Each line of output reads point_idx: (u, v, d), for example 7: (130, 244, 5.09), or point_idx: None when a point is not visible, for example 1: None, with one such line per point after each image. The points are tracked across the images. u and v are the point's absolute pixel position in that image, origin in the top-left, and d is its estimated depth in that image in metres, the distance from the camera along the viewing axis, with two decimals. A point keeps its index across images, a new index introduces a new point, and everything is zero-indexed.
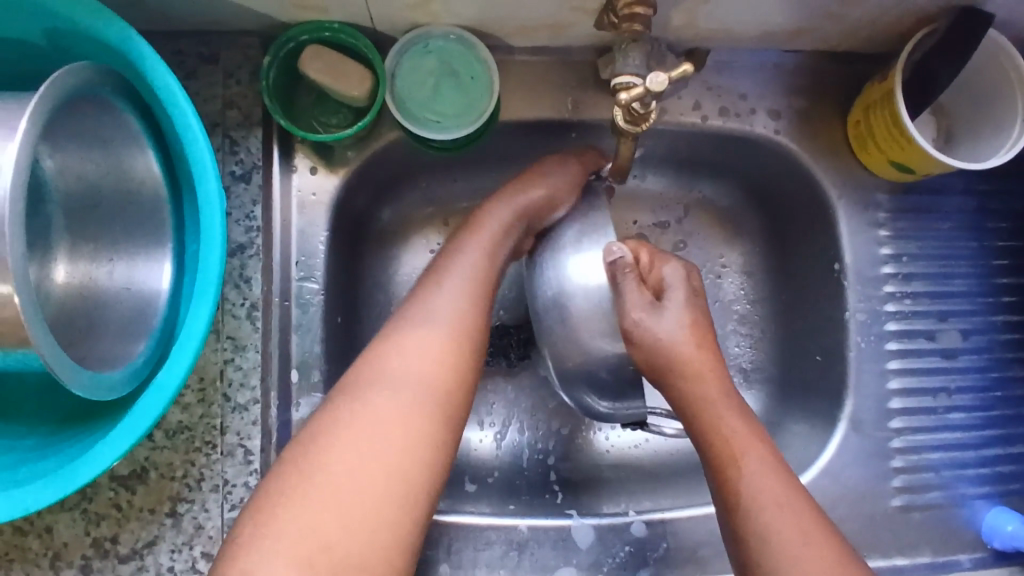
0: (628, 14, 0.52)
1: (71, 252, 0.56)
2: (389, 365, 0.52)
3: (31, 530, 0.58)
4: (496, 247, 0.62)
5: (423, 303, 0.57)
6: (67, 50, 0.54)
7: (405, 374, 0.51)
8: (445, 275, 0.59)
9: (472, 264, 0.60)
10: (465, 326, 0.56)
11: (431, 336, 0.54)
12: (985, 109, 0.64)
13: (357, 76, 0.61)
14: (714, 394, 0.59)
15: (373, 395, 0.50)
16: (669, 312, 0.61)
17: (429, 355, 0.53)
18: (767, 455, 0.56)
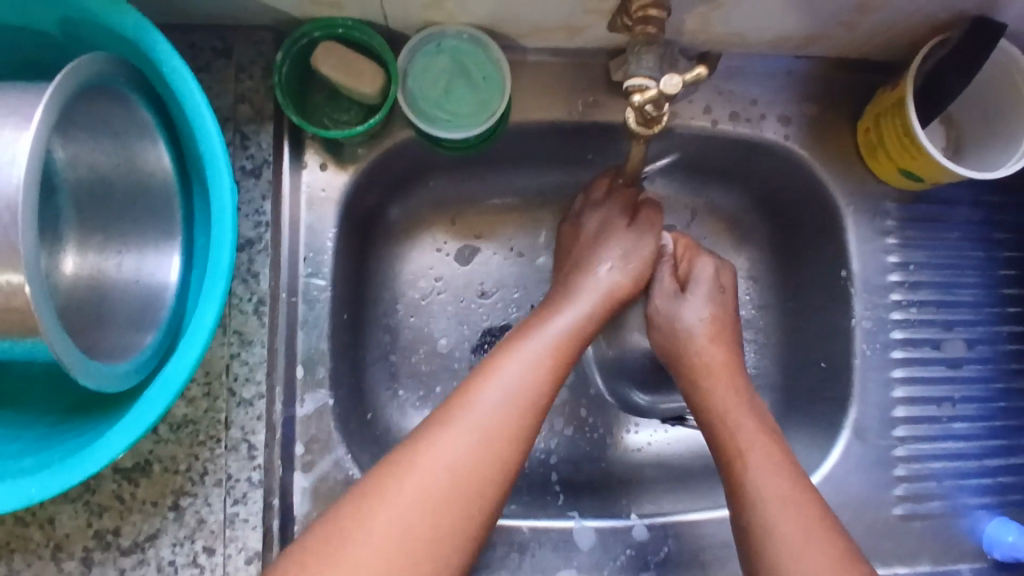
0: (642, 16, 0.52)
1: (80, 243, 0.56)
2: (469, 418, 0.53)
3: (33, 521, 0.57)
4: (584, 330, 0.62)
5: (512, 352, 0.58)
6: (81, 41, 0.54)
7: (480, 427, 0.53)
8: (532, 336, 0.59)
9: (564, 326, 0.61)
10: (545, 385, 0.56)
11: (508, 398, 0.55)
12: (995, 120, 0.65)
13: (368, 73, 0.61)
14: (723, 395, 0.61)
15: (443, 450, 0.52)
16: (692, 303, 0.66)
17: (508, 415, 0.54)
18: (771, 449, 0.57)
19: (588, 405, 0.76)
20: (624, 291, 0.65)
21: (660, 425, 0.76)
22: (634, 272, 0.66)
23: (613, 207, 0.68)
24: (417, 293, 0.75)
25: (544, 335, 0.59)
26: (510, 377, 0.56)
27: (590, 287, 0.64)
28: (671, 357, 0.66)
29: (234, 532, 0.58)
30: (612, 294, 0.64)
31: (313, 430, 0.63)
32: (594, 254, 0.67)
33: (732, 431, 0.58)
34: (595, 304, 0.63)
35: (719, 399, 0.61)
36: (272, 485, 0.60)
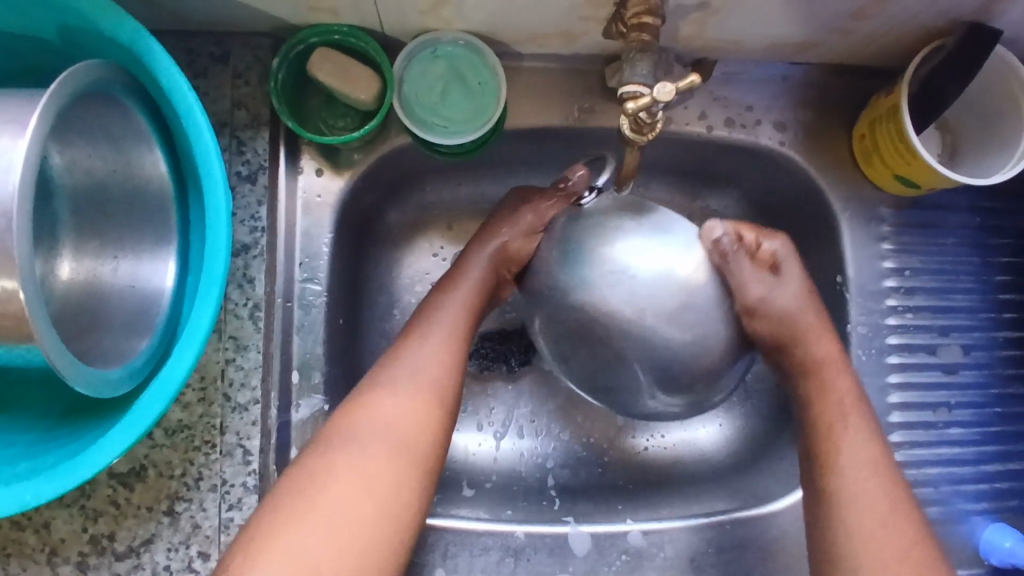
0: (636, 24, 0.53)
1: (76, 248, 0.56)
2: (368, 411, 0.54)
3: (28, 525, 0.57)
4: (475, 305, 0.63)
5: (407, 350, 0.58)
6: (78, 47, 0.54)
7: (387, 415, 0.54)
8: (427, 332, 0.59)
9: (452, 322, 0.61)
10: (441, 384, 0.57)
11: (414, 387, 0.56)
12: (990, 126, 0.65)
13: (364, 79, 0.62)
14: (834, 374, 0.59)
15: (358, 435, 0.53)
16: (782, 287, 0.59)
17: (414, 403, 0.55)
18: (869, 431, 0.57)
19: (584, 411, 0.75)
20: (521, 256, 0.64)
21: (656, 431, 0.75)
22: (525, 249, 0.64)
23: (534, 207, 0.64)
24: (414, 297, 0.74)
25: (436, 332, 0.60)
26: (420, 363, 0.58)
27: (479, 256, 0.64)
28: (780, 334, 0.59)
29: (229, 537, 0.58)
30: (507, 257, 0.64)
31: (308, 436, 0.63)
32: (482, 237, 0.65)
33: (837, 408, 0.58)
34: (481, 280, 0.64)
35: (818, 382, 0.59)
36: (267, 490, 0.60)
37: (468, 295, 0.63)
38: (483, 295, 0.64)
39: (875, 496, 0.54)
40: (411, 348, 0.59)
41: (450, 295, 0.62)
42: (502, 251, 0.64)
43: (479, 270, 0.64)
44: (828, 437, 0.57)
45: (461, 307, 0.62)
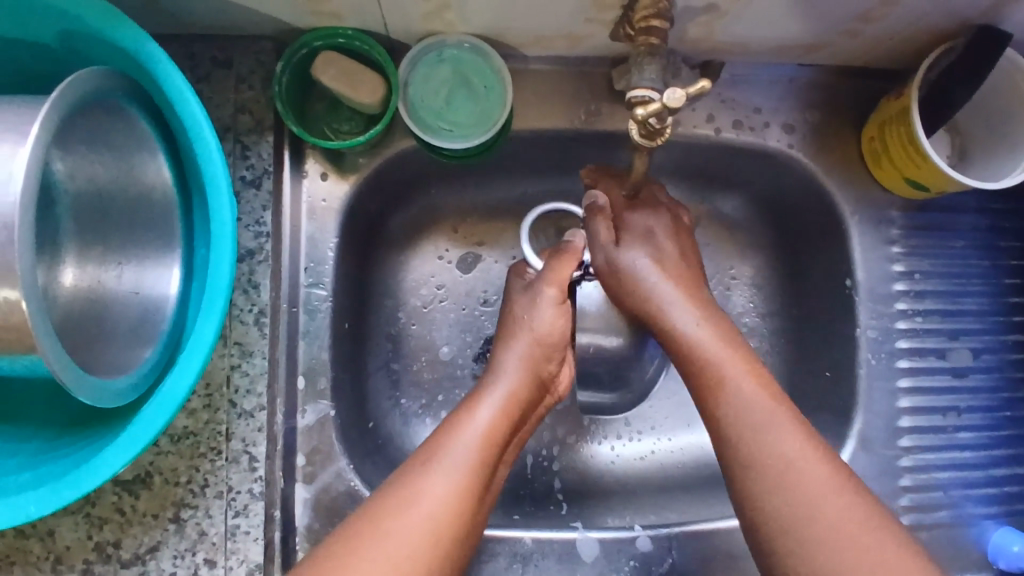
0: (644, 27, 0.52)
1: (80, 256, 0.56)
2: (404, 498, 0.51)
3: (33, 533, 0.57)
4: (512, 408, 0.58)
5: (446, 442, 0.55)
6: (80, 53, 0.54)
7: (421, 506, 0.51)
8: (459, 437, 0.55)
9: (483, 429, 0.56)
10: (466, 502, 0.52)
11: (447, 478, 0.52)
12: (1000, 128, 0.64)
13: (369, 83, 0.61)
14: (693, 333, 0.58)
15: (392, 530, 0.49)
16: (660, 242, 0.63)
17: (445, 506, 0.51)
18: (733, 352, 0.56)
19: (590, 414, 0.75)
20: (554, 339, 0.62)
21: (662, 434, 0.75)
22: (557, 330, 0.62)
23: (542, 281, 0.62)
24: (419, 301, 0.74)
25: (466, 439, 0.55)
26: (455, 460, 0.53)
27: (514, 350, 0.61)
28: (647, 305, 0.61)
29: (235, 544, 0.57)
30: (543, 349, 0.61)
31: (314, 442, 0.63)
32: (511, 334, 0.62)
33: (704, 344, 0.57)
34: (520, 379, 0.60)
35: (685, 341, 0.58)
36: (274, 497, 0.60)
37: (504, 395, 0.58)
38: (520, 401, 0.59)
39: (792, 444, 0.51)
40: (443, 438, 0.55)
41: (484, 400, 0.58)
42: (538, 341, 0.61)
43: (516, 370, 0.60)
44: (719, 372, 0.55)
45: (493, 409, 0.57)
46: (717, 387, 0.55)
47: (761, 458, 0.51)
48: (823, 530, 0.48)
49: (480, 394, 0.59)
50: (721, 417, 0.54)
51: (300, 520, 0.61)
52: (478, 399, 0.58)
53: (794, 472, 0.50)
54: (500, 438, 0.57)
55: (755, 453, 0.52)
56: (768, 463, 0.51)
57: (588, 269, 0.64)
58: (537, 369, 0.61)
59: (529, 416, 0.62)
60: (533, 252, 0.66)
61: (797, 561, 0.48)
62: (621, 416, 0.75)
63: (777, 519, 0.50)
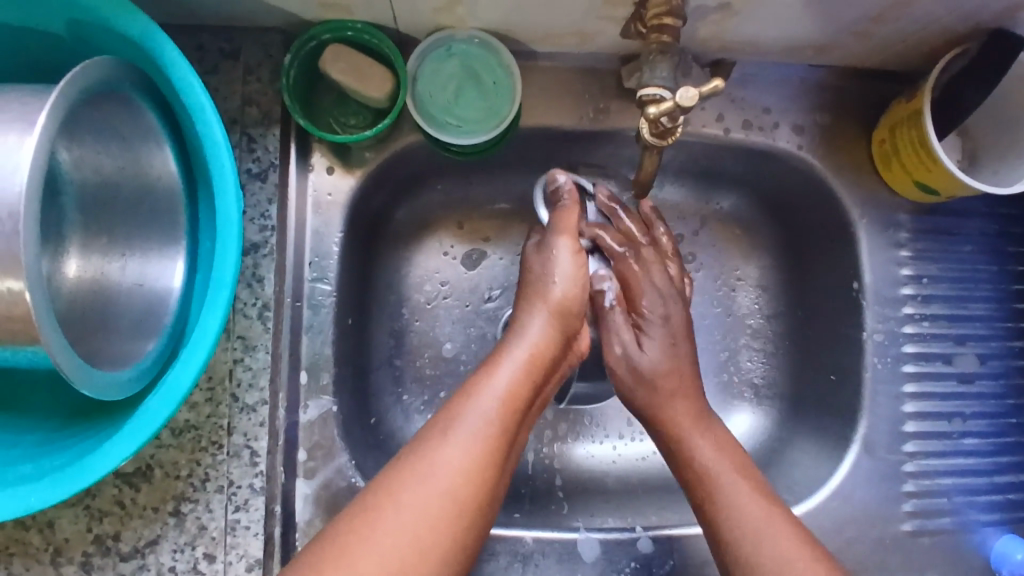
0: (657, 25, 0.52)
1: (84, 247, 0.55)
2: (423, 468, 0.50)
3: (33, 525, 0.57)
4: (534, 369, 0.57)
5: (463, 406, 0.54)
6: (87, 42, 0.53)
7: (437, 476, 0.50)
8: (478, 400, 0.54)
9: (504, 391, 0.55)
10: (488, 467, 0.51)
11: (466, 444, 0.51)
12: (1011, 133, 0.64)
13: (378, 78, 0.61)
14: (659, 358, 0.62)
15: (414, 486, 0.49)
16: (648, 341, 0.63)
17: (465, 466, 0.51)
18: (689, 412, 0.61)
19: (592, 414, 0.75)
20: (575, 300, 0.61)
21: None
22: (576, 293, 0.61)
23: (552, 230, 0.63)
24: (423, 297, 0.74)
25: (487, 401, 0.54)
26: (472, 425, 0.52)
27: (537, 314, 0.60)
28: (649, 409, 0.62)
29: (236, 539, 0.57)
30: (566, 311, 0.60)
31: (316, 437, 0.62)
32: (534, 296, 0.61)
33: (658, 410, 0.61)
34: (543, 341, 0.59)
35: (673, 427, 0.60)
36: (274, 492, 0.59)
37: (525, 358, 0.57)
38: (543, 359, 0.58)
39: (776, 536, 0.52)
40: (459, 405, 0.54)
41: (505, 361, 0.57)
42: (553, 304, 0.60)
43: (540, 330, 0.59)
44: (697, 447, 0.58)
45: (515, 369, 0.56)
46: (689, 457, 0.58)
47: (731, 518, 0.54)
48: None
49: (501, 355, 0.58)
50: (705, 493, 0.56)
51: (301, 515, 0.61)
52: (498, 361, 0.57)
53: (773, 539, 0.52)
54: (521, 400, 0.56)
55: (728, 533, 0.54)
56: (736, 527, 0.53)
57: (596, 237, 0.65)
58: (564, 327, 0.60)
59: (552, 380, 0.61)
60: (544, 210, 0.65)
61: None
62: (624, 416, 0.75)
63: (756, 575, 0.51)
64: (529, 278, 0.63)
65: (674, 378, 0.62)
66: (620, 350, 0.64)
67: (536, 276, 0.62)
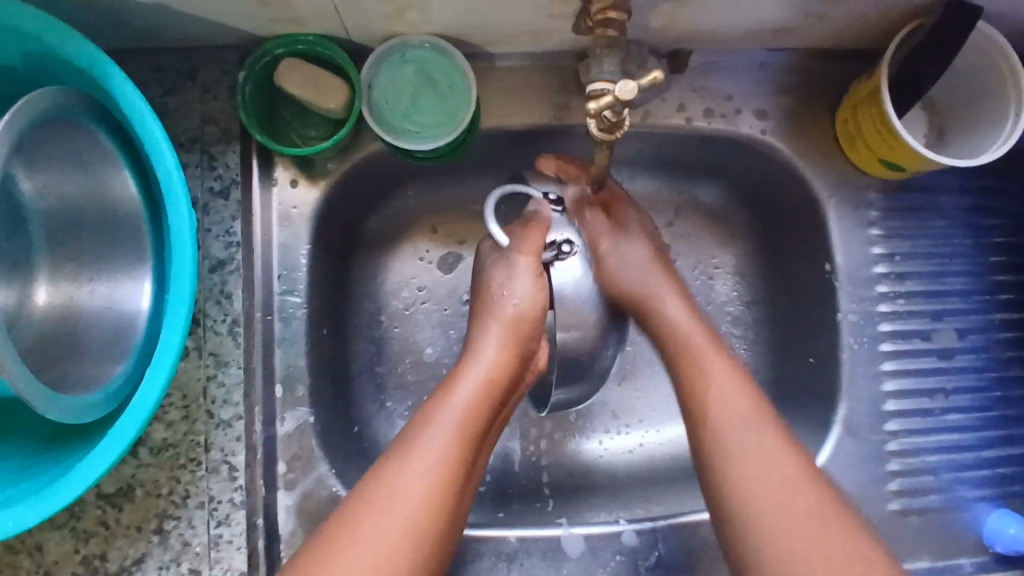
0: (602, 19, 0.51)
1: (52, 273, 0.56)
2: (386, 492, 0.52)
3: (21, 549, 0.58)
4: (490, 388, 0.58)
5: (420, 429, 0.55)
6: (41, 71, 0.54)
7: (398, 504, 0.51)
8: (433, 425, 0.55)
9: (458, 413, 0.56)
10: (446, 490, 0.53)
11: (425, 467, 0.53)
12: (975, 105, 0.63)
13: (334, 88, 0.61)
14: (681, 319, 0.61)
15: (379, 511, 0.51)
16: (631, 248, 0.64)
17: (424, 488, 0.52)
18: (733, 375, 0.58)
19: (576, 411, 0.74)
20: (532, 315, 0.60)
21: (650, 427, 0.74)
22: (533, 304, 0.60)
23: (516, 250, 0.60)
24: (400, 303, 0.74)
25: (443, 425, 0.55)
26: (430, 449, 0.54)
27: (491, 331, 0.61)
28: (635, 304, 0.63)
29: (219, 554, 0.58)
30: (521, 324, 0.60)
31: (295, 449, 0.63)
32: (488, 313, 0.61)
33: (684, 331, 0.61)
34: (501, 360, 0.59)
35: (685, 342, 0.60)
36: (255, 505, 0.60)
37: (483, 378, 0.58)
38: (502, 381, 0.59)
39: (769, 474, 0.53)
40: (418, 429, 0.55)
41: (462, 382, 0.58)
42: (510, 320, 0.60)
43: (496, 348, 0.59)
44: (704, 384, 0.57)
45: (472, 390, 0.57)
46: (694, 376, 0.58)
47: (732, 465, 0.54)
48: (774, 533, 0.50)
49: (456, 377, 0.58)
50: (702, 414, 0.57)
51: (284, 527, 0.61)
52: (454, 383, 0.58)
53: (766, 481, 0.52)
54: (478, 421, 0.56)
55: (728, 471, 0.54)
56: (728, 463, 0.54)
57: (563, 249, 0.62)
58: (520, 344, 0.60)
59: (510, 399, 0.62)
60: (497, 228, 0.62)
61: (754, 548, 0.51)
62: (607, 410, 0.75)
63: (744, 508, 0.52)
64: (483, 293, 0.63)
65: (662, 283, 0.63)
66: (604, 245, 0.64)
67: (487, 292, 0.62)
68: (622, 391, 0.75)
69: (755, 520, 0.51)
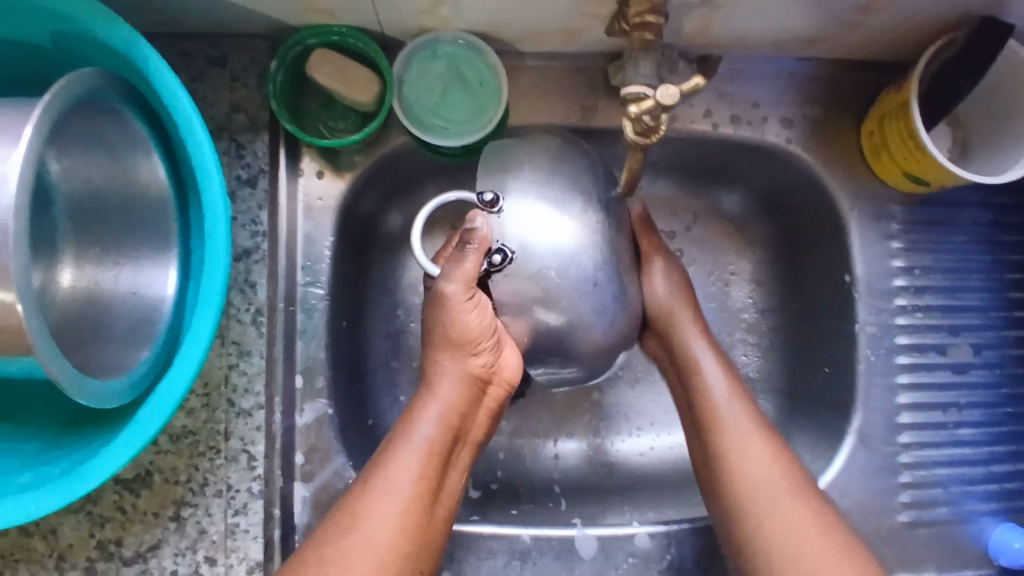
0: (639, 23, 0.52)
1: (78, 257, 0.56)
2: (353, 531, 0.52)
3: (36, 531, 0.58)
4: (449, 420, 0.57)
5: (380, 467, 0.55)
6: (75, 54, 0.54)
7: (366, 542, 0.52)
8: (399, 456, 0.55)
9: (421, 448, 0.55)
10: (413, 527, 0.54)
11: (392, 502, 0.53)
12: (1000, 122, 0.63)
13: (365, 82, 0.61)
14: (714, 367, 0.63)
15: (355, 543, 0.52)
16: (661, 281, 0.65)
17: (390, 529, 0.53)
18: (763, 443, 0.59)
19: (589, 411, 0.75)
20: (472, 335, 0.56)
21: (662, 430, 0.75)
22: (468, 325, 0.55)
23: (446, 277, 0.55)
24: (418, 298, 0.74)
25: (408, 457, 0.55)
26: (396, 487, 0.54)
27: (438, 356, 0.57)
28: (658, 310, 0.65)
29: (235, 542, 0.58)
30: (462, 348, 0.56)
31: (312, 440, 0.63)
32: (431, 339, 0.58)
33: (717, 400, 0.61)
34: (449, 384, 0.57)
35: (725, 422, 0.60)
36: (272, 495, 0.60)
37: (438, 411, 0.56)
38: (458, 412, 0.57)
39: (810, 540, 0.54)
40: (382, 458, 0.55)
41: (419, 415, 0.56)
42: (448, 341, 0.56)
43: (445, 378, 0.57)
44: (718, 417, 0.61)
45: (432, 421, 0.56)
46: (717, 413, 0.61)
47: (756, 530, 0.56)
48: (783, 532, 0.55)
49: (416, 407, 0.57)
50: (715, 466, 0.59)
51: (299, 518, 0.61)
52: (414, 412, 0.57)
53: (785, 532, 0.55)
54: (442, 451, 0.56)
55: (760, 542, 0.55)
56: (751, 517, 0.57)
57: (496, 260, 0.53)
58: (469, 367, 0.57)
59: (475, 418, 0.59)
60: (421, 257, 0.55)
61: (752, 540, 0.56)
62: (620, 412, 0.75)
63: (749, 494, 0.57)
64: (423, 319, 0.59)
65: (685, 307, 0.65)
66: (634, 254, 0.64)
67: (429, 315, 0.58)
68: (633, 395, 0.75)
69: (749, 527, 0.56)
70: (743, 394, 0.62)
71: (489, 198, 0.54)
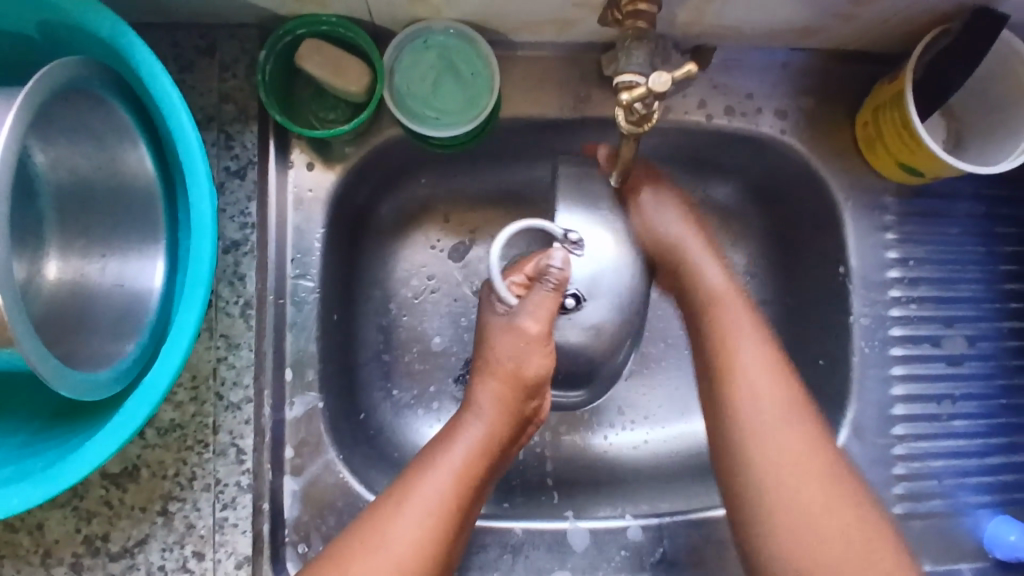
0: (631, 11, 0.51)
1: (62, 248, 0.55)
2: (377, 539, 0.52)
3: (22, 527, 0.57)
4: (491, 445, 0.59)
5: (415, 479, 0.55)
6: (59, 42, 0.53)
7: (388, 552, 0.52)
8: (432, 472, 0.55)
9: (461, 465, 0.56)
10: (438, 541, 0.53)
11: (418, 516, 0.53)
12: (996, 113, 0.63)
13: (355, 71, 0.60)
14: (716, 283, 0.63)
15: (378, 550, 0.52)
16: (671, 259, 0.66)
17: (413, 543, 0.52)
18: (781, 396, 0.56)
19: (582, 404, 0.74)
20: (531, 376, 0.61)
21: (656, 423, 0.74)
22: (532, 366, 0.61)
23: (523, 313, 0.61)
24: (410, 291, 0.74)
25: (443, 471, 0.56)
26: (427, 498, 0.54)
27: (490, 386, 0.61)
28: (704, 291, 0.63)
29: (224, 537, 0.57)
30: (519, 382, 0.61)
31: (303, 433, 0.62)
32: (487, 369, 0.62)
33: (736, 343, 0.59)
34: (503, 417, 0.60)
35: (737, 367, 0.58)
36: (262, 489, 0.59)
37: (483, 433, 0.59)
38: (501, 438, 0.59)
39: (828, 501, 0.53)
40: (416, 473, 0.56)
41: (460, 436, 0.58)
42: (507, 376, 0.61)
43: (495, 407, 0.60)
44: (733, 372, 0.58)
45: (473, 442, 0.58)
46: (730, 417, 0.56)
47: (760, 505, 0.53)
48: (794, 502, 0.53)
49: (457, 428, 0.59)
50: (724, 423, 0.57)
51: (289, 512, 0.61)
52: (454, 432, 0.59)
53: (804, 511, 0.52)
54: (478, 474, 0.57)
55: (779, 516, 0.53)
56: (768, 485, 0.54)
57: (570, 301, 0.64)
58: (520, 402, 0.61)
59: (512, 449, 0.62)
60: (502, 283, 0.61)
61: (764, 533, 0.53)
62: (613, 405, 0.75)
63: (763, 467, 0.54)
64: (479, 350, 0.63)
65: (713, 270, 0.64)
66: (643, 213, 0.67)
67: (488, 346, 0.62)
68: (625, 388, 0.75)
69: (767, 490, 0.53)
70: (789, 392, 0.57)
71: (573, 236, 0.64)
